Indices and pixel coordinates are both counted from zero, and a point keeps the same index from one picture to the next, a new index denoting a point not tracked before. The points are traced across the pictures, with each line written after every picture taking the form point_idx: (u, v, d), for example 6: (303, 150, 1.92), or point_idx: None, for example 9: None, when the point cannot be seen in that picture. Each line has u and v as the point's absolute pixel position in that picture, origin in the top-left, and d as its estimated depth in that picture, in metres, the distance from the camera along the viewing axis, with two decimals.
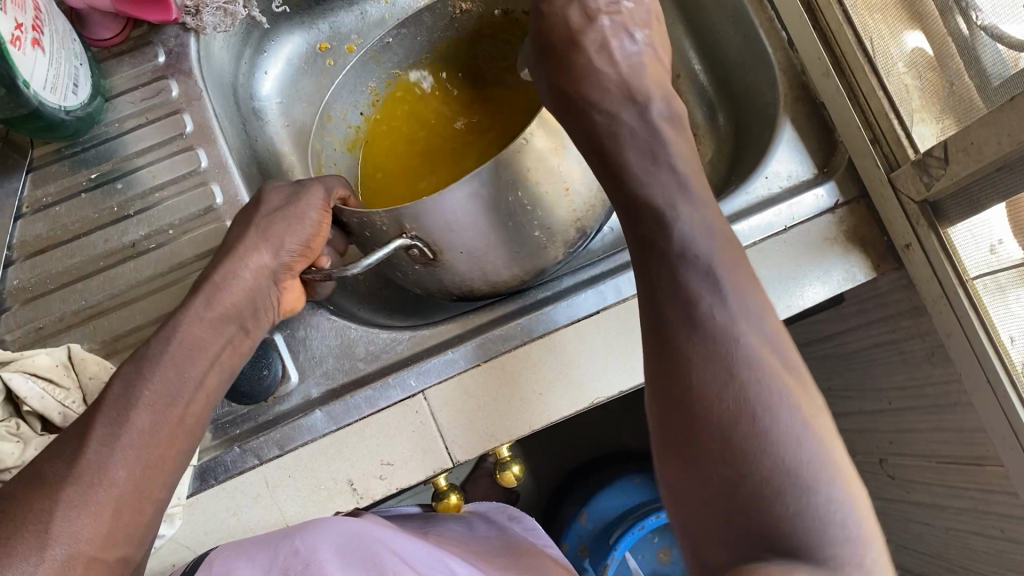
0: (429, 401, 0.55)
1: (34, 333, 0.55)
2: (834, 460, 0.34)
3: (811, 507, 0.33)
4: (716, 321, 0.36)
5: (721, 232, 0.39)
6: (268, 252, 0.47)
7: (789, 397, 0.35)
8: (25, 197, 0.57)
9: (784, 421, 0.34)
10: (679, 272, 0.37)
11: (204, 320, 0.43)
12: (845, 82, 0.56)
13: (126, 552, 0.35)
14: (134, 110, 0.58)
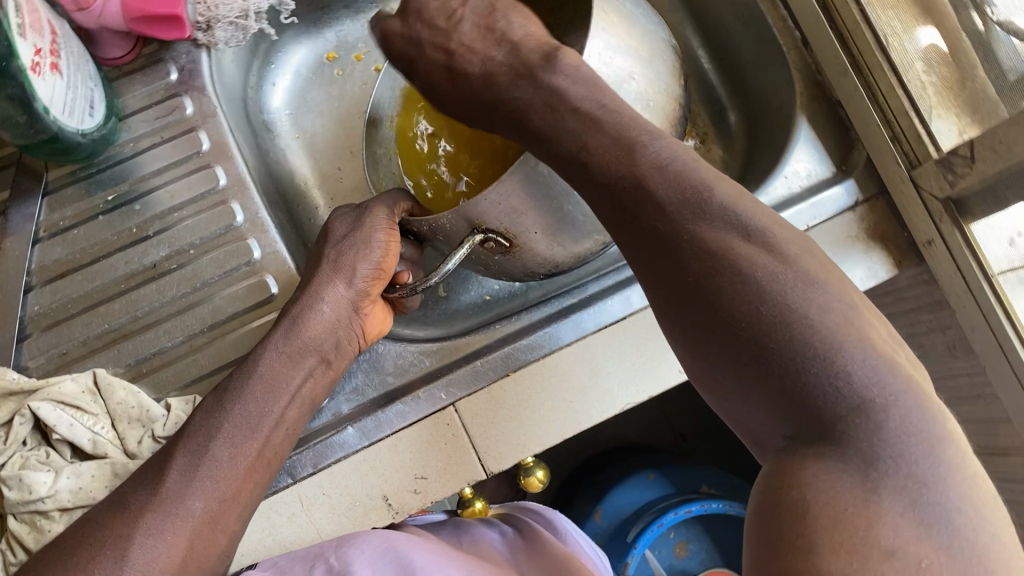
0: (460, 413, 0.55)
1: (59, 359, 0.54)
2: (810, 297, 0.31)
3: (793, 350, 0.30)
4: (682, 226, 0.33)
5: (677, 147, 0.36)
6: (341, 282, 0.50)
7: (770, 268, 0.32)
8: (42, 221, 0.56)
9: (745, 273, 0.32)
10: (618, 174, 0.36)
11: (280, 353, 0.47)
12: (863, 80, 0.57)
13: None
14: (148, 129, 0.58)
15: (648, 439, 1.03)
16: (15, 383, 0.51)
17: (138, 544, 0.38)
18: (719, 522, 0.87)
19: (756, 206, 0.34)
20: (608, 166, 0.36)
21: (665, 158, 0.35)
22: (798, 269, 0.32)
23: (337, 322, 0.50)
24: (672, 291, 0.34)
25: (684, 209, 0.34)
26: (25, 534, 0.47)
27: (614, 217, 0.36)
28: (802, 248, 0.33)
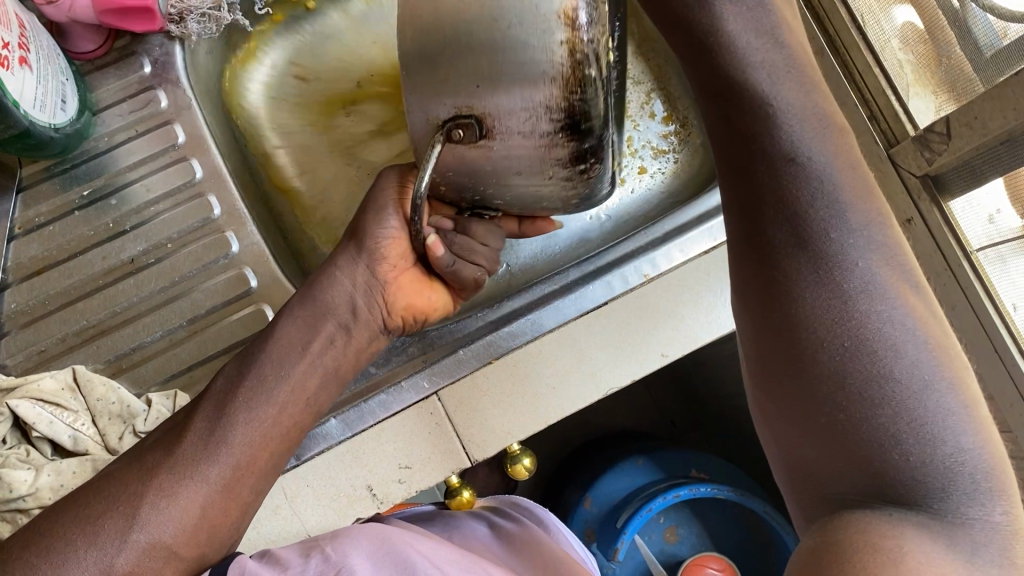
0: (443, 402, 0.54)
1: (38, 356, 0.53)
2: (936, 353, 0.31)
3: (916, 402, 0.30)
4: (821, 235, 0.33)
5: (815, 124, 0.35)
6: (354, 247, 0.48)
7: (901, 309, 0.32)
8: (17, 218, 0.56)
9: (875, 309, 0.31)
10: (766, 152, 0.34)
11: (292, 320, 0.46)
12: (840, 60, 0.57)
13: None
14: (123, 123, 0.58)
15: (637, 425, 1.03)
16: None
17: (143, 511, 0.38)
18: (707, 506, 0.88)
19: (888, 236, 0.34)
20: (756, 132, 0.35)
21: (809, 137, 0.34)
22: (932, 325, 0.32)
23: (354, 286, 0.48)
24: (781, 290, 0.33)
25: (826, 212, 0.33)
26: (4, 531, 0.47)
27: (735, 181, 0.35)
28: (918, 294, 0.33)
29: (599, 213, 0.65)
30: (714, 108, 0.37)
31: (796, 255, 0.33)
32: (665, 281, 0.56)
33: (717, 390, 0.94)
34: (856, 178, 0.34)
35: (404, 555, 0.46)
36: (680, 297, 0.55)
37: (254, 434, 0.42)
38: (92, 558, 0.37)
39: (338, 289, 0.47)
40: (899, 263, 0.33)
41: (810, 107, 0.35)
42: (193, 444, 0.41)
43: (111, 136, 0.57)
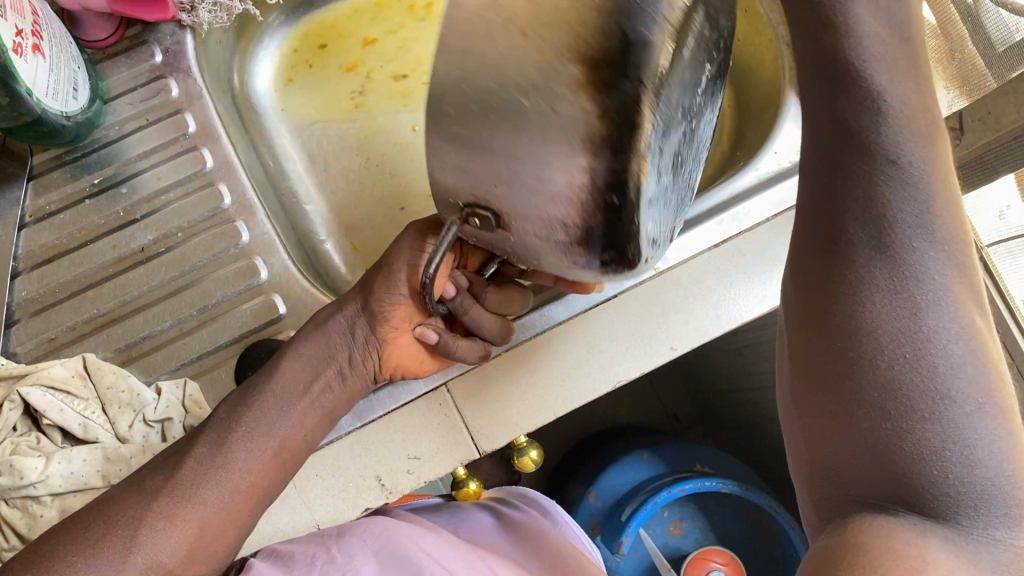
0: (453, 392, 0.54)
1: (46, 345, 0.53)
2: (996, 378, 0.30)
3: (963, 424, 0.29)
4: (898, 240, 0.31)
5: (924, 121, 0.32)
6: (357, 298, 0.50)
7: (964, 327, 0.30)
8: (28, 205, 0.56)
9: (941, 324, 0.30)
10: (862, 147, 0.32)
11: (296, 362, 0.48)
12: None
13: None
14: (133, 112, 0.58)
15: (642, 421, 1.03)
16: (4, 370, 0.51)
17: (141, 536, 0.40)
18: (712, 500, 0.88)
19: (966, 251, 0.32)
20: (857, 116, 0.32)
21: (913, 135, 0.32)
22: (992, 348, 0.30)
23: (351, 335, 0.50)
24: (849, 290, 0.31)
25: (903, 220, 0.31)
26: (17, 520, 0.47)
27: (818, 171, 0.33)
28: (983, 318, 0.31)
29: None
30: (818, 89, 0.33)
31: (865, 257, 0.31)
32: (674, 274, 0.56)
33: (721, 384, 0.94)
34: (948, 188, 0.32)
35: (407, 551, 0.48)
36: (690, 290, 0.56)
37: (252, 452, 0.44)
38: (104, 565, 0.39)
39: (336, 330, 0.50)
40: (970, 280, 0.31)
41: (925, 102, 0.33)
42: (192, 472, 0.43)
43: (123, 125, 0.57)
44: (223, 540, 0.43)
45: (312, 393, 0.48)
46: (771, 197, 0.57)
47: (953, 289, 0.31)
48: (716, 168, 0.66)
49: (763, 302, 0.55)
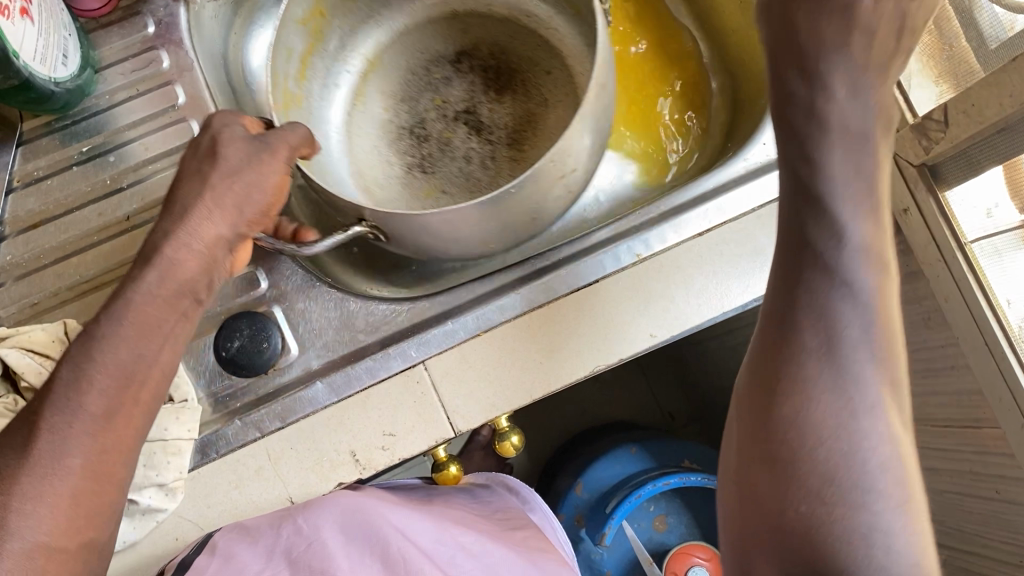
0: (430, 371, 0.54)
1: (29, 309, 0.54)
2: (908, 491, 0.33)
3: (871, 528, 0.32)
4: (841, 353, 0.34)
5: (881, 243, 0.35)
6: (224, 221, 0.43)
7: (887, 440, 0.33)
8: (17, 171, 0.56)
9: (867, 437, 0.33)
10: (816, 264, 0.34)
11: (153, 294, 0.40)
12: None
13: (89, 530, 0.36)
14: (124, 82, 0.58)
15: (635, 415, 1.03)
16: None
17: (13, 522, 0.33)
18: (699, 498, 0.87)
19: (900, 373, 0.34)
20: (820, 221, 0.35)
21: (871, 255, 0.34)
22: (909, 462, 0.34)
23: (210, 249, 0.42)
24: (799, 390, 0.34)
25: (844, 340, 0.34)
26: None
27: (781, 279, 0.36)
28: (906, 433, 0.34)
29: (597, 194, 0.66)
30: (785, 198, 0.36)
31: (813, 361, 0.34)
32: (659, 260, 0.56)
33: (715, 381, 0.93)
34: (893, 315, 0.35)
35: (376, 525, 0.50)
36: (671, 278, 0.55)
37: (103, 411, 0.37)
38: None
39: (187, 248, 0.41)
40: (898, 398, 0.34)
41: (880, 214, 0.35)
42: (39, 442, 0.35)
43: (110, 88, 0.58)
44: (101, 506, 0.37)
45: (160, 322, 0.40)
46: (758, 186, 0.57)
47: (882, 403, 0.33)
48: (708, 158, 0.65)
49: (747, 293, 0.55)
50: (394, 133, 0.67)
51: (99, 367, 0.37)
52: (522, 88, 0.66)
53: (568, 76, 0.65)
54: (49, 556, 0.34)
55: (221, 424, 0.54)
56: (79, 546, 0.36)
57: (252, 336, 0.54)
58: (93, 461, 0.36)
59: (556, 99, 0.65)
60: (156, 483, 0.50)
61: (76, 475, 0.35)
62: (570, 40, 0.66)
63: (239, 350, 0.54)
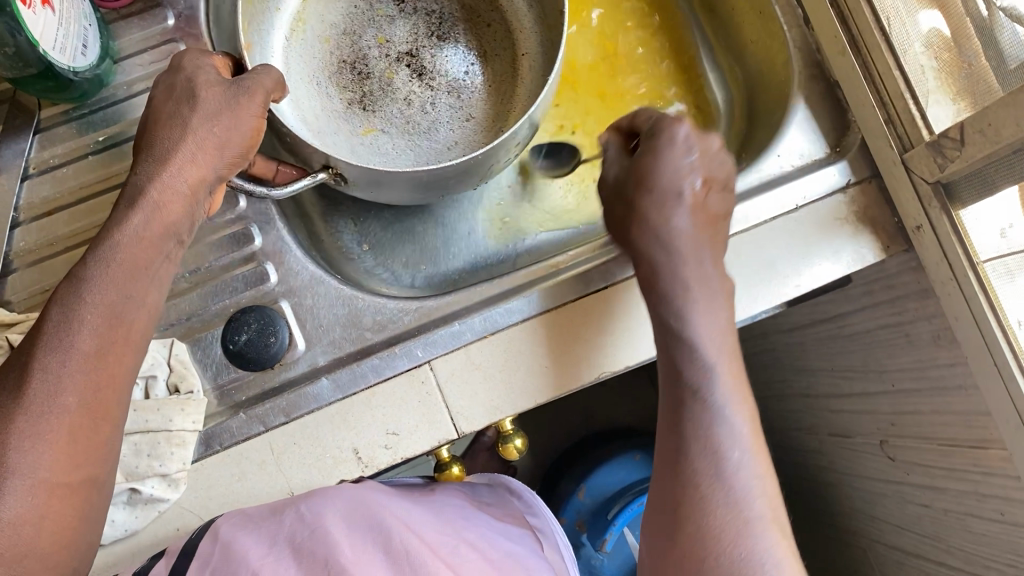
0: (435, 372, 0.55)
1: (40, 296, 0.54)
2: None
3: None
4: (719, 467, 0.44)
5: (736, 376, 0.48)
6: (210, 160, 0.44)
7: (771, 540, 0.42)
8: (32, 158, 0.56)
9: (752, 547, 0.42)
10: (693, 403, 0.47)
11: (137, 236, 0.41)
12: (861, 62, 0.55)
13: (89, 466, 0.37)
14: (142, 73, 0.58)
15: (639, 423, 1.03)
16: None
17: (13, 457, 0.35)
18: None
19: (767, 467, 0.45)
20: (692, 362, 0.48)
21: (727, 385, 0.47)
22: (793, 562, 0.42)
23: (193, 191, 0.44)
24: (697, 501, 0.43)
25: (720, 451, 0.45)
26: None
27: (673, 416, 0.47)
28: (784, 528, 0.43)
29: None
30: (667, 352, 0.49)
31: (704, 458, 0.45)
32: None
33: None
34: (753, 426, 0.47)
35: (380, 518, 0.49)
36: None
37: (95, 350, 0.38)
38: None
39: (171, 190, 0.42)
40: (775, 502, 0.44)
41: (734, 355, 0.49)
42: (33, 378, 0.36)
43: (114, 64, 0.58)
44: (97, 443, 0.38)
45: (148, 261, 0.41)
46: (769, 198, 0.57)
47: (759, 502, 0.43)
48: None
49: (751, 306, 0.56)
50: (336, 62, 0.66)
51: (90, 307, 0.38)
52: (462, 36, 0.68)
53: (506, 35, 0.69)
54: (51, 491, 0.36)
55: (226, 416, 0.54)
56: (78, 483, 0.37)
57: (260, 330, 0.55)
58: (88, 397, 0.37)
59: (495, 54, 0.69)
60: (159, 474, 0.51)
61: (73, 412, 0.36)
62: (522, 13, 0.70)
63: (247, 343, 0.54)
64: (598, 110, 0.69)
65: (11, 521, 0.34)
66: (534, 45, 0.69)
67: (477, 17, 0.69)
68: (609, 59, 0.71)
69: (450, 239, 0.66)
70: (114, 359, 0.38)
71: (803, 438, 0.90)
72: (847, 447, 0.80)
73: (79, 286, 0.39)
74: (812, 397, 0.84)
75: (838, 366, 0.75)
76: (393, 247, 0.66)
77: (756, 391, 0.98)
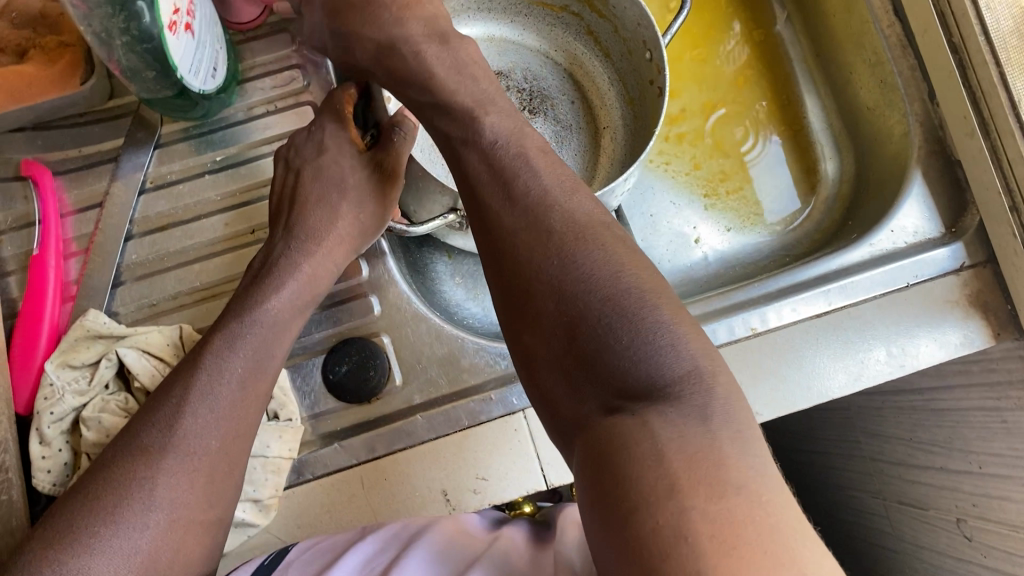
0: (529, 421, 0.54)
1: (147, 309, 0.55)
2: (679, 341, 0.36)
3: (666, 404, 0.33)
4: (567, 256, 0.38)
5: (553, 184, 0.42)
6: (342, 243, 0.54)
7: (637, 285, 0.37)
8: (150, 172, 0.58)
9: (629, 304, 0.36)
10: (501, 199, 0.42)
11: (287, 301, 0.51)
12: (990, 144, 0.54)
13: (218, 509, 0.45)
14: (264, 97, 0.59)
15: None
16: (106, 328, 0.53)
17: (159, 491, 0.42)
18: None
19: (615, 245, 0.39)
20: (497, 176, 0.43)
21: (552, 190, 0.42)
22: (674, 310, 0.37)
23: (336, 264, 0.55)
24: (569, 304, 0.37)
25: (545, 238, 0.39)
26: None
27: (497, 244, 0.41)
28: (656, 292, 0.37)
29: (705, 250, 0.67)
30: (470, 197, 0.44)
31: (600, 295, 0.37)
32: (772, 337, 0.55)
33: None
34: (569, 207, 0.41)
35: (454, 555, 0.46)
36: (787, 357, 0.54)
37: (237, 400, 0.47)
38: (112, 562, 0.40)
39: (322, 265, 0.53)
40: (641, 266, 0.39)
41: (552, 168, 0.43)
42: (184, 419, 0.45)
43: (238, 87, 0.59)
44: (229, 480, 0.46)
45: (289, 322, 0.51)
46: (880, 275, 0.56)
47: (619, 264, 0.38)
48: (825, 235, 0.67)
49: (855, 379, 0.54)
50: None
51: (239, 360, 0.48)
52: (552, 113, 0.69)
53: (590, 113, 0.69)
54: (186, 525, 0.43)
55: (319, 446, 0.54)
56: (208, 521, 0.44)
57: (360, 362, 0.56)
58: (227, 441, 0.46)
59: (580, 125, 0.69)
60: (251, 498, 0.51)
61: (212, 453, 0.45)
62: (604, 86, 0.68)
63: (345, 375, 0.55)
64: (699, 174, 0.69)
65: (148, 551, 0.41)
66: (616, 116, 0.67)
67: (566, 95, 0.70)
68: (715, 127, 0.70)
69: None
70: (252, 397, 0.48)
71: (868, 501, 0.88)
72: (917, 517, 0.78)
73: (231, 339, 0.48)
74: (883, 462, 0.82)
75: (918, 439, 0.74)
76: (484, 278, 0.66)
77: (819, 446, 0.96)
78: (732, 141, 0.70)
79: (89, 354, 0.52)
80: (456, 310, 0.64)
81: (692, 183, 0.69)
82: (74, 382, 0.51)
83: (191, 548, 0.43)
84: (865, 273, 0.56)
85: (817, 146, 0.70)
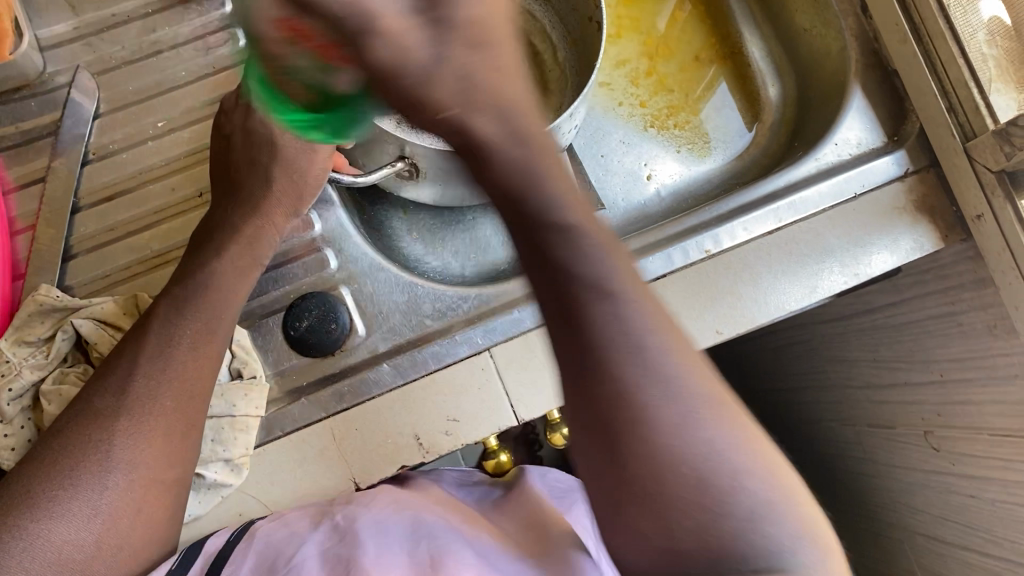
0: (495, 358, 0.54)
1: (101, 281, 0.54)
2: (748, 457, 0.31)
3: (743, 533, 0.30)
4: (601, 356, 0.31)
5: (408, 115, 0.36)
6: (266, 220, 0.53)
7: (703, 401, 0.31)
8: (91, 143, 0.58)
9: (695, 430, 0.31)
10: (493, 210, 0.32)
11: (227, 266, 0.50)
12: (923, 49, 0.55)
13: (181, 466, 0.45)
14: (202, 60, 0.60)
15: None
16: (59, 301, 0.52)
17: (115, 453, 0.42)
18: None
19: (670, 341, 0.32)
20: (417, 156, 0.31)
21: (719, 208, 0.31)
22: (732, 424, 0.32)
23: (279, 228, 0.54)
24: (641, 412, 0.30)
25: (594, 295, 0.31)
26: None
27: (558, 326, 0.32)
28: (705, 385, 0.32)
29: (659, 186, 0.68)
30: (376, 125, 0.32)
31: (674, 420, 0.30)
32: (727, 258, 0.56)
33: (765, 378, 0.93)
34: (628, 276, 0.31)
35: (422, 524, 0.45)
36: (739, 276, 0.55)
37: (191, 359, 0.46)
38: (71, 524, 0.40)
39: (264, 228, 0.53)
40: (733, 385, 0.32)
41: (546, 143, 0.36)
42: (138, 382, 0.44)
43: (157, 61, 0.59)
44: (190, 440, 0.45)
45: (236, 286, 0.50)
46: (829, 188, 0.57)
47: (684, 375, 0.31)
48: (772, 161, 0.68)
49: (811, 293, 0.55)
50: None
51: (188, 322, 0.47)
52: None
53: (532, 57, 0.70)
54: (147, 485, 0.43)
55: (288, 403, 0.54)
56: (171, 481, 0.44)
57: (321, 316, 0.56)
58: (184, 401, 0.45)
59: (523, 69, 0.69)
60: (222, 458, 0.51)
61: (168, 414, 0.45)
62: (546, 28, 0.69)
63: (308, 330, 0.55)
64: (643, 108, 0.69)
65: (109, 511, 0.41)
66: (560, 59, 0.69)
67: None
68: (657, 61, 0.71)
69: (498, 225, 0.66)
70: (206, 355, 0.47)
71: (840, 431, 0.89)
72: (888, 438, 0.80)
73: (180, 303, 0.48)
74: (850, 387, 0.83)
75: (881, 358, 0.75)
76: (438, 225, 0.66)
77: (788, 383, 0.97)
78: (675, 76, 0.71)
79: (44, 329, 0.51)
80: (415, 266, 0.64)
81: (638, 119, 0.69)
82: (30, 358, 0.50)
83: (155, 504, 0.43)
84: (813, 189, 0.57)
85: (756, 72, 0.71)
